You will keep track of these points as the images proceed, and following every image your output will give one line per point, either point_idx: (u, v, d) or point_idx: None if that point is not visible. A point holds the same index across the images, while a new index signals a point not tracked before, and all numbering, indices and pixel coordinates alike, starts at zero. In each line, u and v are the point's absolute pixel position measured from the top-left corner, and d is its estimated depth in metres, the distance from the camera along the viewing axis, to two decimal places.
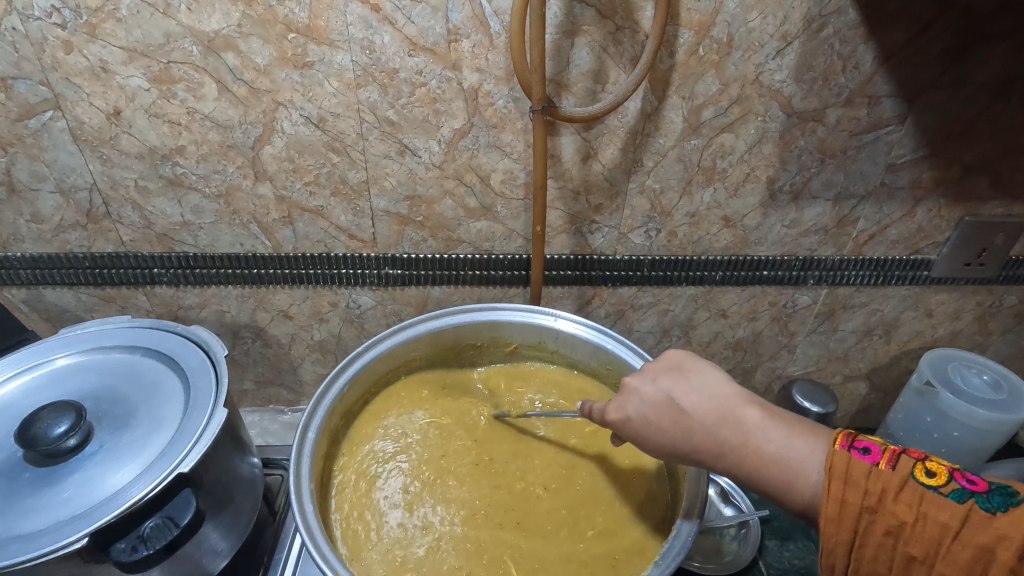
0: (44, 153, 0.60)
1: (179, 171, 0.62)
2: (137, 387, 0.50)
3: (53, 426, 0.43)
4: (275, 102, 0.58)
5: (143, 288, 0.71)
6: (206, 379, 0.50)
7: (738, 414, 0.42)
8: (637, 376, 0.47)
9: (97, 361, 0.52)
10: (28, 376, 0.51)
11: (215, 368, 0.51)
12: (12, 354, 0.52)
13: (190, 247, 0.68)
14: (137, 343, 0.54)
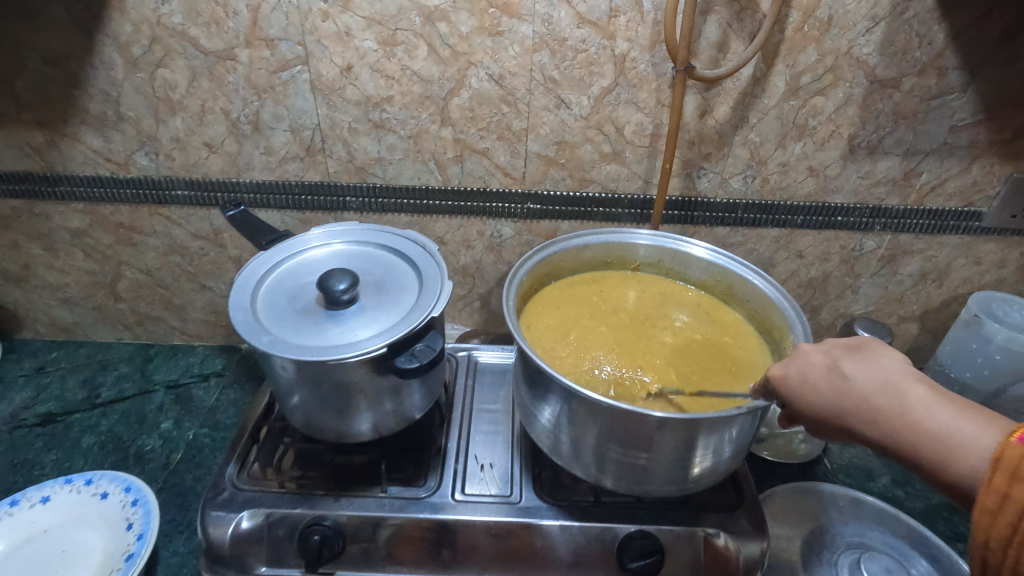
0: (287, 99, 0.79)
1: (384, 116, 0.80)
2: (377, 267, 0.69)
3: (338, 283, 0.62)
4: (469, 62, 0.75)
5: (334, 214, 0.90)
6: (429, 262, 0.68)
7: (904, 387, 0.47)
8: (812, 344, 0.53)
9: (342, 250, 0.71)
10: (297, 258, 0.70)
11: (432, 256, 0.69)
12: (283, 243, 0.71)
13: (378, 179, 0.86)
14: (368, 239, 0.72)
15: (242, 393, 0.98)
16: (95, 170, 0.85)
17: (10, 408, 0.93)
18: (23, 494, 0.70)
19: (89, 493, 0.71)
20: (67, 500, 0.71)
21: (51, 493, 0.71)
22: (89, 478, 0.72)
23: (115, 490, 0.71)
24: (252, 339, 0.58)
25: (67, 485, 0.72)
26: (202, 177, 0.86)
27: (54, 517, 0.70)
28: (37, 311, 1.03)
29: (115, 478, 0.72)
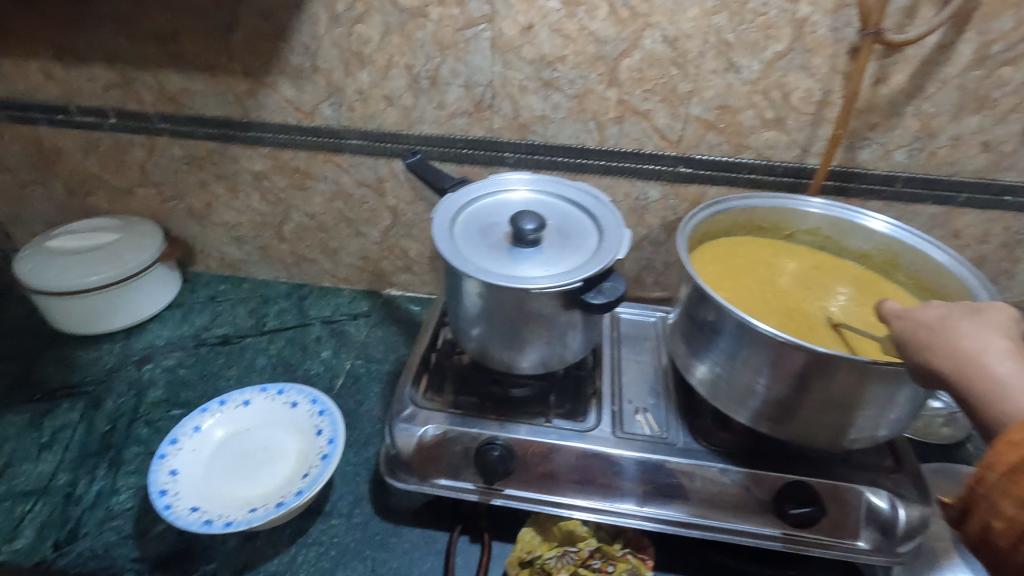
0: (466, 56, 0.84)
1: (555, 75, 0.84)
2: (556, 215, 0.74)
3: (529, 223, 0.67)
4: (646, 24, 0.78)
5: (490, 169, 0.95)
6: (607, 212, 0.72)
7: (993, 344, 0.53)
8: (936, 304, 0.58)
9: (522, 198, 0.76)
10: (482, 201, 0.75)
11: (608, 207, 0.73)
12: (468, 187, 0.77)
13: (538, 137, 0.91)
14: (545, 189, 0.77)
15: (388, 333, 1.06)
16: (283, 118, 0.94)
17: (193, 329, 1.05)
18: (228, 396, 0.80)
19: (282, 401, 0.81)
20: (264, 405, 0.80)
21: (251, 398, 0.80)
22: (281, 389, 0.81)
23: (305, 401, 0.80)
24: (459, 267, 0.66)
25: (263, 392, 0.81)
26: (376, 128, 0.93)
27: (254, 418, 0.79)
28: (211, 247, 1.14)
29: (303, 391, 0.81)
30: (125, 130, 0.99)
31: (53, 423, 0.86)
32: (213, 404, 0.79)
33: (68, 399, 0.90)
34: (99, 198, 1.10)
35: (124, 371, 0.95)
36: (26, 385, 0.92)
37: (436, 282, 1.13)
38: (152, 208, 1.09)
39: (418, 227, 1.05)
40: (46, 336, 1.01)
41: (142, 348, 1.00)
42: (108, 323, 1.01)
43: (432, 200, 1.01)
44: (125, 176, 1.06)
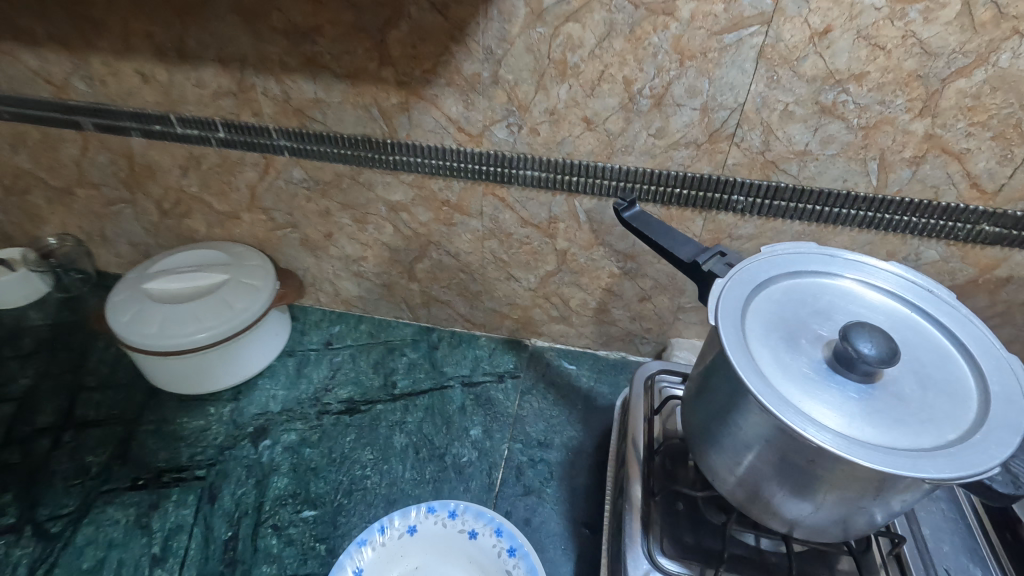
0: (716, 70, 0.60)
1: (841, 99, 0.60)
2: (887, 321, 0.51)
3: (879, 348, 0.45)
4: (1014, 31, 0.52)
5: (706, 213, 0.72)
6: (973, 330, 0.49)
7: None
8: None
9: (828, 285, 0.53)
10: (772, 287, 0.53)
11: (970, 319, 0.50)
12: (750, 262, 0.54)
13: (788, 178, 0.67)
14: (859, 275, 0.53)
15: (545, 403, 0.86)
16: (440, 140, 0.73)
17: (311, 387, 0.87)
18: (388, 522, 0.62)
19: (456, 530, 0.62)
20: (433, 534, 0.63)
21: (417, 524, 0.63)
22: (454, 511, 0.63)
23: (487, 533, 0.61)
24: (793, 424, 0.42)
25: (431, 514, 0.63)
26: (564, 157, 0.71)
27: (422, 553, 0.62)
28: (324, 282, 0.95)
29: (483, 516, 0.62)
30: (237, 146, 0.79)
31: (164, 524, 0.70)
32: (372, 535, 0.61)
33: (177, 488, 0.73)
34: (196, 220, 0.91)
35: (238, 447, 0.78)
36: (126, 464, 0.75)
37: (597, 335, 0.91)
38: (259, 236, 0.90)
39: (588, 274, 0.83)
40: (143, 393, 0.84)
41: (255, 413, 0.82)
42: (215, 382, 0.83)
43: (616, 245, 0.79)
44: (230, 199, 0.86)
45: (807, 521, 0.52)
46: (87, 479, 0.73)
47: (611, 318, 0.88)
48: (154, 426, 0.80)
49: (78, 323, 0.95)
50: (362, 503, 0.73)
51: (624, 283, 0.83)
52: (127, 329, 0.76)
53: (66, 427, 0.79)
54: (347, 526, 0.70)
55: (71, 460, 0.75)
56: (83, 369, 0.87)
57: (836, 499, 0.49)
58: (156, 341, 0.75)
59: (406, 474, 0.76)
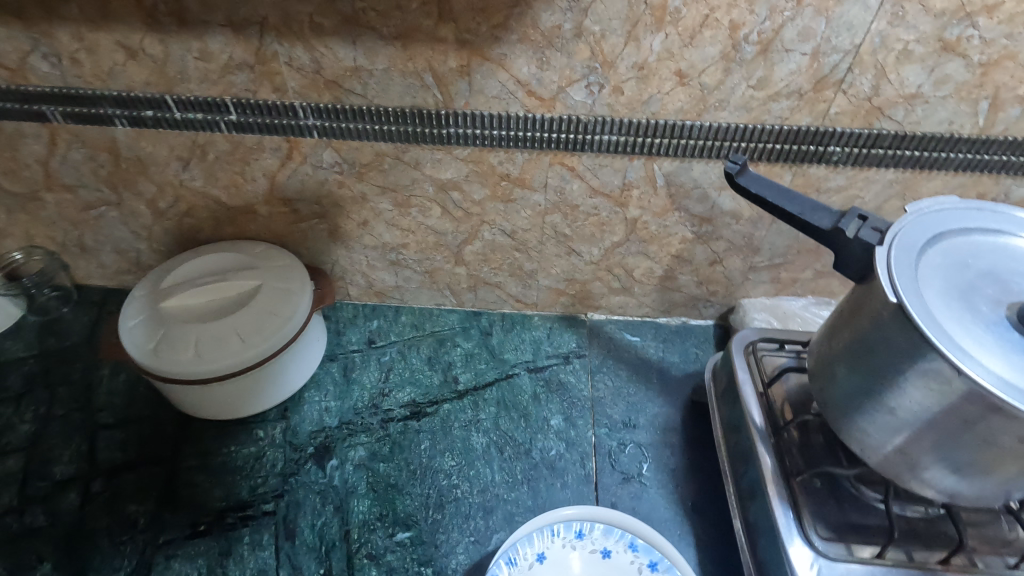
0: (836, 8, 0.54)
1: (966, 34, 0.55)
2: None
3: None
4: None
5: (798, 167, 0.67)
6: None
7: None
8: None
9: (988, 242, 0.49)
10: (932, 248, 0.49)
11: None
12: (905, 221, 0.49)
13: (891, 124, 0.62)
14: (1016, 229, 0.50)
15: (619, 381, 0.81)
16: (504, 107, 0.63)
17: (365, 394, 0.78)
18: (518, 552, 0.61)
19: (588, 550, 0.62)
20: (563, 558, 0.62)
21: (545, 550, 0.62)
22: (580, 530, 0.63)
23: (621, 550, 0.62)
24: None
25: (558, 536, 0.62)
26: (648, 118, 0.63)
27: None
28: (355, 274, 0.85)
29: (612, 532, 0.62)
30: (253, 130, 0.67)
31: (244, 572, 0.62)
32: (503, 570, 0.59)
33: (247, 529, 0.65)
34: (201, 219, 0.78)
35: (303, 472, 0.70)
36: (179, 509, 0.66)
37: (659, 303, 0.87)
38: (279, 231, 0.79)
39: (658, 242, 0.77)
40: (174, 424, 0.74)
41: (311, 431, 0.74)
42: (260, 403, 0.74)
43: (693, 209, 0.73)
44: (243, 191, 0.74)
45: (961, 495, 0.51)
46: (137, 533, 0.64)
47: (677, 284, 0.83)
48: (199, 461, 0.70)
49: (70, 349, 0.82)
50: (458, 516, 0.67)
51: (695, 248, 0.78)
52: (154, 358, 0.65)
53: (94, 475, 0.69)
54: (449, 544, 0.65)
55: (111, 513, 0.66)
56: (94, 405, 0.76)
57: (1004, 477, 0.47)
58: (194, 368, 0.65)
59: (496, 477, 0.71)
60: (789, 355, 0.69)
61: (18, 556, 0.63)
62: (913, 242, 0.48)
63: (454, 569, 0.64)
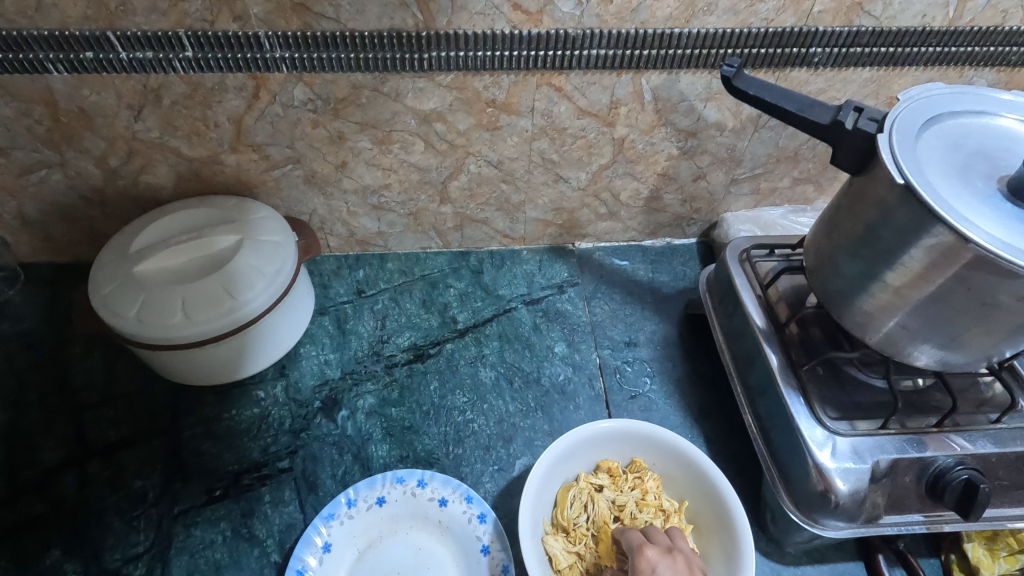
0: None
1: None
2: None
3: None
4: None
5: (781, 72, 0.67)
6: None
7: None
8: None
9: (977, 124, 0.51)
10: (927, 132, 0.50)
11: None
12: (901, 110, 0.51)
13: (870, 21, 0.63)
14: (1001, 109, 0.52)
15: (615, 304, 0.83)
16: (489, 25, 0.60)
17: (364, 342, 0.76)
18: (356, 494, 0.61)
19: (426, 499, 0.61)
20: (403, 506, 0.61)
21: (449, 497, 0.61)
22: (421, 479, 0.62)
23: (457, 501, 0.61)
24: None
25: (399, 484, 0.62)
26: (637, 28, 0.62)
27: (416, 514, 0.61)
28: (336, 223, 0.81)
29: (450, 483, 0.61)
30: (213, 68, 0.61)
31: (272, 529, 0.61)
32: (340, 508, 0.60)
33: (266, 488, 0.63)
34: (160, 175, 0.72)
35: (314, 427, 0.68)
36: (190, 478, 0.64)
37: (644, 226, 0.87)
38: (249, 181, 0.74)
39: (645, 161, 0.77)
40: (167, 395, 0.70)
41: (315, 385, 0.72)
42: (255, 363, 0.70)
43: (680, 123, 0.73)
44: (206, 139, 0.68)
45: (945, 366, 0.55)
46: (148, 507, 0.62)
47: (662, 205, 0.84)
48: (202, 428, 0.67)
49: (28, 333, 0.75)
50: (479, 448, 0.67)
51: (681, 165, 0.78)
52: (140, 325, 0.60)
53: (88, 457, 0.65)
54: (473, 475, 0.66)
55: (117, 490, 0.63)
56: (71, 386, 0.70)
57: (989, 343, 0.51)
58: (185, 331, 0.61)
59: (511, 407, 0.71)
60: (779, 259, 0.71)
61: (22, 546, 0.59)
62: (911, 128, 0.50)
63: (484, 497, 0.64)
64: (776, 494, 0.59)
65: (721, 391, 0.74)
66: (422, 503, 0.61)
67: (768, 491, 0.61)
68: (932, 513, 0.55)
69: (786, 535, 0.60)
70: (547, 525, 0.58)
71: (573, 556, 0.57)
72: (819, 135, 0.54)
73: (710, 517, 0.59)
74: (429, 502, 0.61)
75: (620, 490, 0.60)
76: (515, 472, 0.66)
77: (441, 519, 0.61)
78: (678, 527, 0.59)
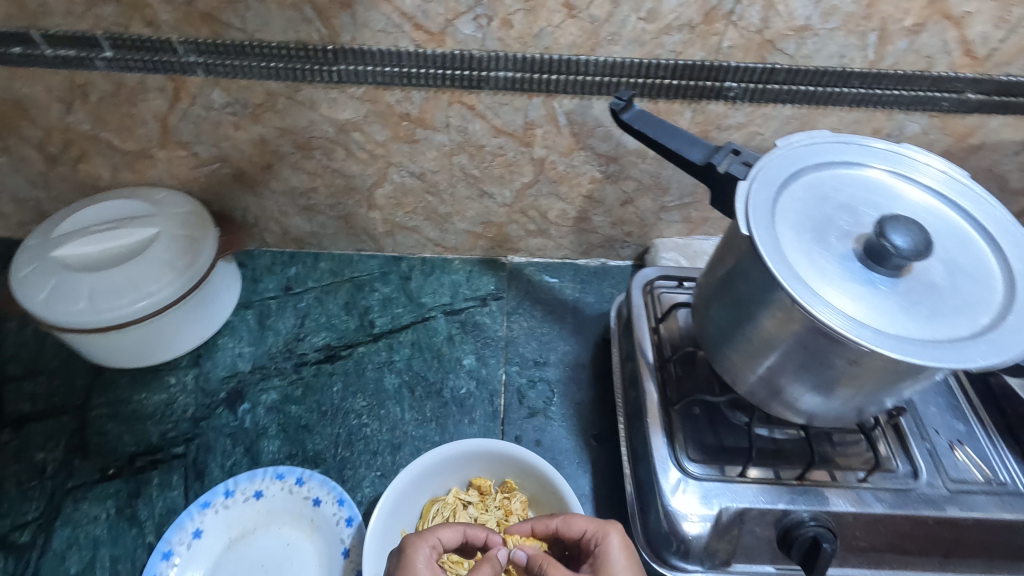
0: None
1: None
2: (917, 210, 0.49)
3: (897, 240, 0.43)
4: None
5: (697, 104, 0.67)
6: (993, 216, 0.49)
7: None
8: None
9: (854, 176, 0.50)
10: (797, 180, 0.50)
11: (990, 205, 0.49)
12: (775, 155, 0.50)
13: (784, 59, 0.62)
14: (882, 163, 0.51)
15: (534, 321, 0.83)
16: (393, 42, 0.61)
17: (280, 339, 0.79)
18: (235, 485, 0.63)
19: (301, 498, 0.63)
20: (279, 501, 0.63)
21: (322, 498, 0.63)
22: (299, 478, 0.63)
23: (330, 502, 0.62)
24: (849, 338, 0.41)
25: (278, 480, 0.63)
26: (541, 54, 0.62)
27: (290, 510, 0.63)
28: (269, 221, 0.84)
29: (326, 484, 0.63)
30: (131, 68, 0.64)
31: (153, 511, 0.64)
32: (217, 498, 0.62)
33: (156, 471, 0.66)
34: (97, 165, 0.76)
35: (214, 417, 0.71)
36: (89, 455, 0.67)
37: (576, 245, 0.87)
38: (180, 175, 0.77)
39: (568, 183, 0.77)
40: (84, 373, 0.74)
41: (224, 376, 0.75)
42: (166, 351, 0.73)
43: (599, 148, 0.72)
44: (135, 134, 0.71)
45: (808, 420, 0.54)
46: (45, 478, 0.65)
47: (591, 226, 0.84)
48: (110, 408, 0.71)
49: None
50: (366, 453, 0.69)
51: (605, 188, 0.78)
52: (46, 309, 0.64)
53: (1, 426, 0.69)
54: (356, 479, 0.67)
55: (20, 460, 0.66)
56: (1, 357, 0.75)
57: (843, 404, 0.50)
58: (88, 318, 0.64)
59: (407, 416, 0.72)
60: (685, 292, 0.70)
61: None
62: (778, 175, 0.49)
63: (361, 500, 0.66)
64: (634, 529, 0.59)
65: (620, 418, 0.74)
66: (296, 501, 0.63)
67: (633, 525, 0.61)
68: (782, 565, 0.55)
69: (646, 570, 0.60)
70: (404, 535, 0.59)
71: None
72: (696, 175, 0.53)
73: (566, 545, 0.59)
74: (304, 501, 0.63)
75: (484, 509, 0.62)
76: None
77: (313, 518, 0.62)
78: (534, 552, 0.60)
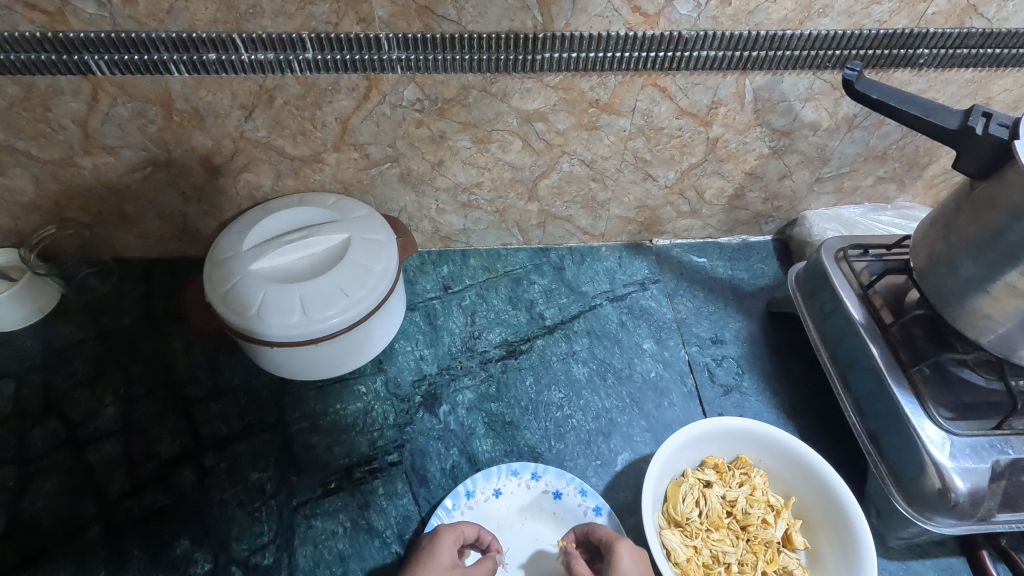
0: None
1: None
2: None
3: None
4: None
5: (885, 72, 0.67)
6: None
7: None
8: None
9: None
10: None
11: None
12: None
13: (982, 22, 0.63)
14: None
15: (698, 301, 0.84)
16: (606, 27, 0.61)
17: (456, 339, 0.78)
18: (474, 486, 0.63)
19: (540, 492, 0.64)
20: (519, 497, 0.64)
21: (562, 489, 0.63)
22: (534, 472, 0.64)
23: (572, 493, 0.63)
24: None
25: (514, 477, 0.64)
26: (750, 30, 0.62)
27: (527, 506, 0.64)
28: (423, 220, 0.82)
29: (564, 475, 0.63)
30: (329, 69, 0.62)
31: (389, 520, 0.63)
32: (460, 499, 0.62)
33: (378, 481, 0.65)
34: (261, 173, 0.73)
35: (417, 421, 0.70)
36: (304, 471, 0.66)
37: (723, 223, 0.88)
38: (346, 179, 0.75)
39: (734, 160, 0.78)
40: (271, 389, 0.71)
41: (413, 380, 0.74)
42: (358, 360, 0.71)
43: (775, 123, 0.73)
44: (311, 139, 0.69)
45: None
46: (268, 498, 0.64)
47: (744, 203, 0.85)
48: (310, 422, 0.69)
49: (129, 328, 0.77)
50: (581, 443, 0.70)
51: (769, 164, 0.79)
52: (261, 323, 0.62)
53: (202, 449, 0.67)
54: (578, 470, 0.68)
55: (235, 482, 0.64)
56: (178, 380, 0.72)
57: None
58: (305, 329, 0.62)
59: (607, 403, 0.73)
60: (873, 259, 0.71)
61: (153, 535, 0.61)
62: None
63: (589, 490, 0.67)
64: (885, 490, 0.61)
65: (809, 389, 0.75)
66: (534, 496, 0.64)
67: (876, 486, 0.63)
68: None
69: (891, 530, 0.62)
70: (661, 519, 0.60)
71: (690, 549, 0.58)
72: (943, 142, 0.54)
73: (820, 511, 0.61)
74: (542, 494, 0.64)
75: (729, 485, 0.62)
76: (618, 467, 0.68)
77: (553, 510, 0.63)
78: (788, 522, 0.61)
